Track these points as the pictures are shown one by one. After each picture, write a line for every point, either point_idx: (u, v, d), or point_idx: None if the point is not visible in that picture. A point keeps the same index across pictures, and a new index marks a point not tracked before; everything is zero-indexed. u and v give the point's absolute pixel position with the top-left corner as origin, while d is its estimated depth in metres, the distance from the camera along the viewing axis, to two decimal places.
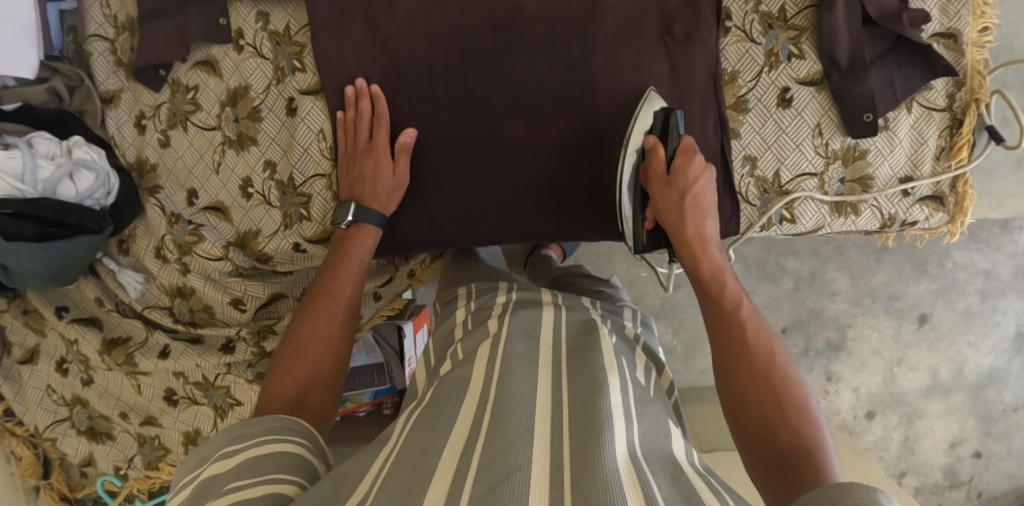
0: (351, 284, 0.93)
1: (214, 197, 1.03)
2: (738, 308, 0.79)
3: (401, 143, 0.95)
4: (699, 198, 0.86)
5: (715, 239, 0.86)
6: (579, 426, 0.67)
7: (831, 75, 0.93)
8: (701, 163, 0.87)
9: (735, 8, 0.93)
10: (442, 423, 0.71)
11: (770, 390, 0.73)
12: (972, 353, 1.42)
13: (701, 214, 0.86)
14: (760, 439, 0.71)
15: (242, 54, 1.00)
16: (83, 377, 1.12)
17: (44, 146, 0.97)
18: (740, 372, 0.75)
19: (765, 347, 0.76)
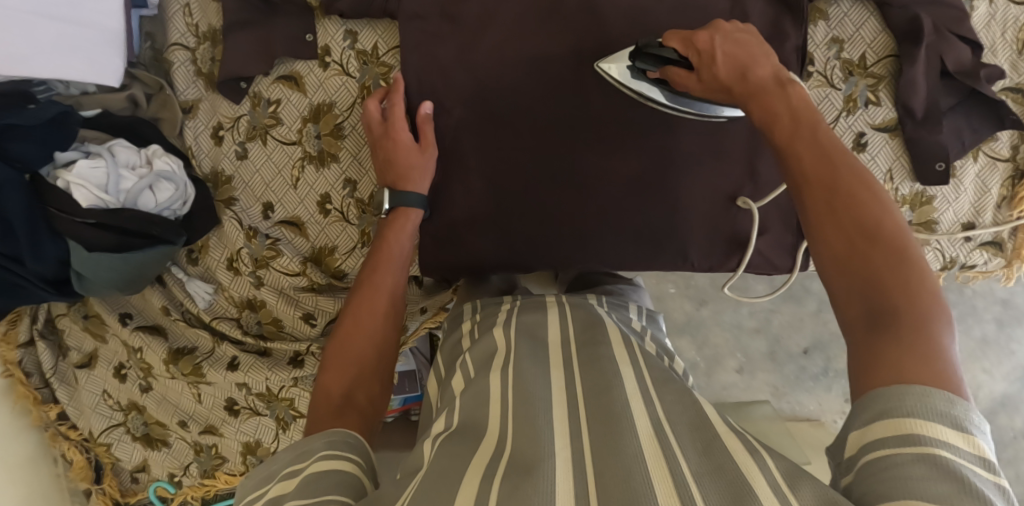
0: (395, 276, 0.91)
1: (291, 211, 1.03)
2: (808, 139, 0.68)
3: (421, 116, 0.95)
4: (729, 56, 0.77)
5: (770, 75, 0.74)
6: (598, 422, 0.68)
7: (905, 123, 0.96)
8: (705, 34, 0.79)
9: (818, 54, 0.96)
10: (467, 439, 0.69)
11: (855, 225, 0.62)
12: (985, 378, 1.47)
13: (741, 62, 0.76)
14: (856, 281, 0.61)
15: (327, 71, 1.00)
16: (141, 384, 1.10)
17: (125, 155, 0.96)
18: (814, 220, 0.64)
19: (828, 171, 0.65)
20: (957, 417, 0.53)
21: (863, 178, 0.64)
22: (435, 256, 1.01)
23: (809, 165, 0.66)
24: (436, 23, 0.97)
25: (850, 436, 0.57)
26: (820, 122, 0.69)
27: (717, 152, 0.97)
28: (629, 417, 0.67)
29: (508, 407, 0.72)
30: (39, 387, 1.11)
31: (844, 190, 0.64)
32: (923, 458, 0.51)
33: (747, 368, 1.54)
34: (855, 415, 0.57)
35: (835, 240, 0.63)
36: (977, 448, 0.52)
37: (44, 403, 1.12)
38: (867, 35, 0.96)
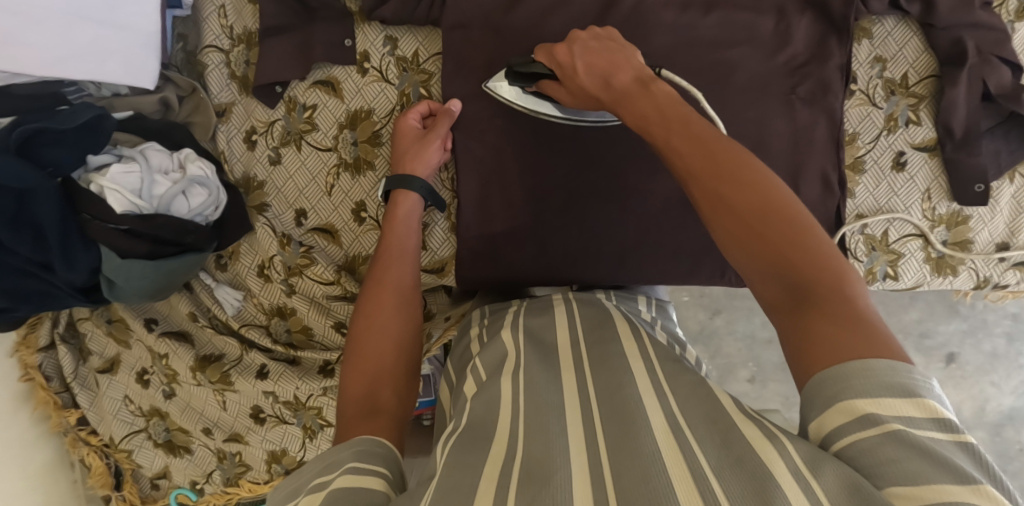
0: (409, 268, 0.88)
1: (325, 219, 1.01)
2: (685, 129, 0.70)
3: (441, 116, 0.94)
4: (609, 58, 0.80)
5: (646, 72, 0.77)
6: (613, 424, 0.64)
7: (945, 144, 0.96)
8: (564, 49, 0.84)
9: (861, 72, 0.97)
10: (479, 445, 0.64)
11: (750, 208, 0.64)
12: (994, 392, 1.44)
13: (617, 67, 0.79)
14: (765, 265, 0.63)
15: (365, 78, 0.98)
16: (166, 390, 1.07)
17: (157, 159, 0.94)
18: (709, 211, 0.66)
19: (707, 160, 0.67)
20: (906, 383, 0.54)
21: (742, 160, 0.67)
22: (473, 266, 1.00)
23: (690, 159, 0.68)
24: (479, 33, 0.96)
25: (813, 422, 0.57)
26: (692, 114, 0.71)
27: None
28: (644, 417, 0.63)
29: (519, 416, 0.67)
30: (58, 391, 1.09)
31: (723, 175, 0.66)
32: (887, 437, 0.52)
33: (759, 376, 1.52)
34: (811, 404, 0.57)
35: (734, 226, 0.65)
36: (930, 410, 0.53)
37: (64, 408, 1.09)
38: (909, 54, 0.96)
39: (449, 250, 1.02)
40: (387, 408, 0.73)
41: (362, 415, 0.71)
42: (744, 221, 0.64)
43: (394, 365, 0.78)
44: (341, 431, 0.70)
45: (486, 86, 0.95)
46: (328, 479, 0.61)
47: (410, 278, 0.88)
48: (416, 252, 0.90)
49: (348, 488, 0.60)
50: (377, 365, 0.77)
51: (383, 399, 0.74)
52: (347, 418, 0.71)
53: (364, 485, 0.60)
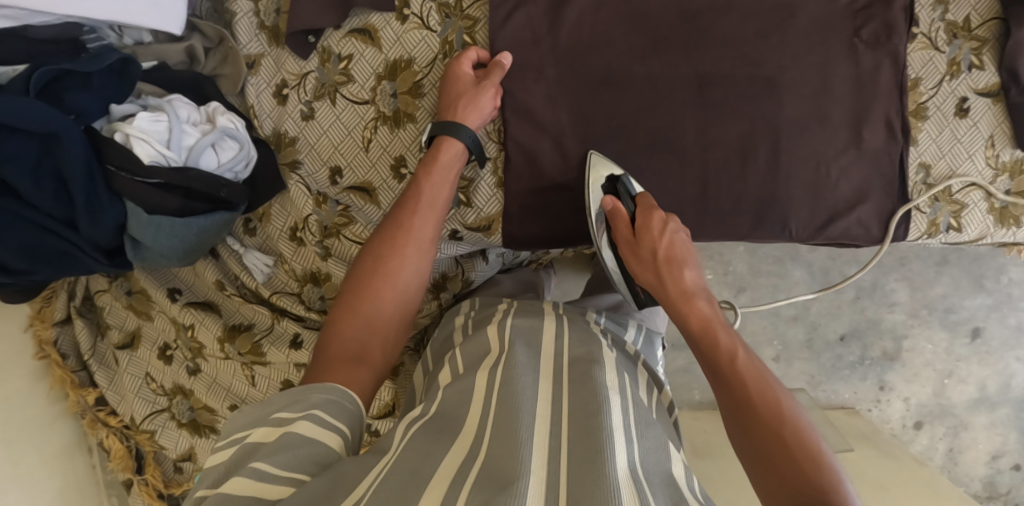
0: (433, 222, 0.85)
1: (362, 177, 0.95)
2: (733, 350, 0.75)
3: (494, 67, 0.90)
4: (672, 251, 0.85)
5: (699, 285, 0.83)
6: (578, 445, 0.63)
7: (1009, 89, 0.93)
8: (661, 218, 0.87)
9: (923, 15, 0.93)
10: (444, 438, 0.65)
11: (798, 451, 0.66)
12: (1020, 367, 1.40)
13: (678, 267, 0.83)
14: (782, 483, 0.65)
15: (405, 25, 0.93)
16: (189, 365, 1.00)
17: (186, 112, 0.87)
18: (754, 437, 0.69)
19: (761, 388, 0.71)
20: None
21: (788, 403, 0.70)
22: (522, 223, 0.96)
23: (748, 385, 0.71)
24: None
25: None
26: (752, 351, 0.75)
27: (821, 116, 0.93)
28: (609, 448, 0.61)
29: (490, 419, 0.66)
30: (75, 369, 1.03)
31: (766, 403, 0.70)
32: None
33: (783, 356, 1.44)
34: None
35: (761, 447, 0.68)
36: None
37: (82, 387, 1.03)
38: None
39: (496, 207, 0.97)
40: (370, 362, 0.76)
41: (344, 361, 0.74)
42: (774, 447, 0.67)
43: (388, 319, 0.79)
44: (321, 365, 0.73)
45: (591, 153, 0.93)
46: (294, 423, 0.64)
47: (432, 232, 0.84)
48: (446, 205, 0.87)
49: (305, 438, 0.63)
50: (373, 310, 0.79)
51: (372, 346, 0.77)
52: (331, 354, 0.75)
53: (320, 439, 0.63)
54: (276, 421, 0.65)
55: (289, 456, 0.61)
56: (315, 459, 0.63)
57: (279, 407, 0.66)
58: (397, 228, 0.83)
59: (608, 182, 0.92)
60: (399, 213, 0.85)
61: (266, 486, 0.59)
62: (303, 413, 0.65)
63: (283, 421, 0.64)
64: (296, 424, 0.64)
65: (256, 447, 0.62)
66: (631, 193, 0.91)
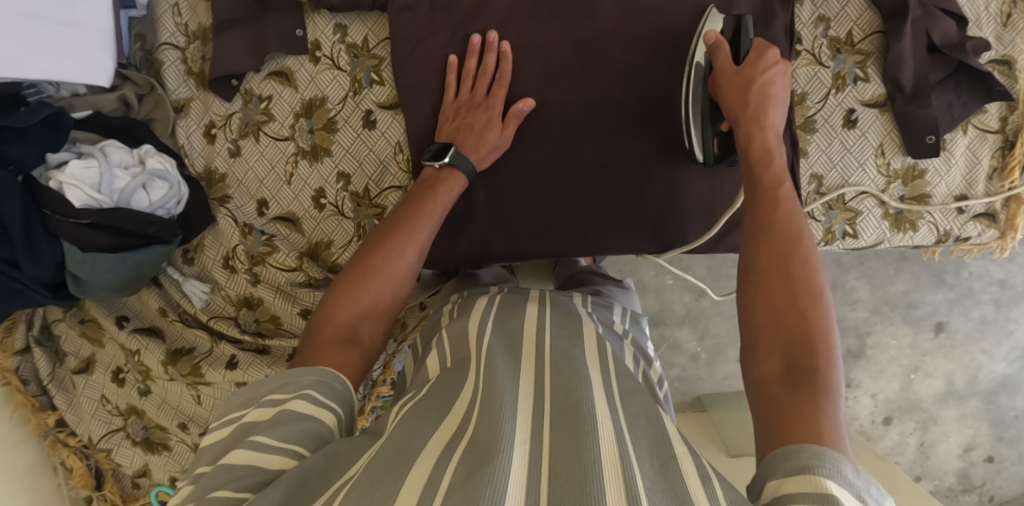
0: (434, 221, 0.90)
1: (286, 207, 1.03)
2: (778, 185, 0.79)
3: (517, 109, 0.95)
4: (767, 88, 0.85)
5: (778, 127, 0.85)
6: (563, 421, 0.67)
7: (895, 99, 0.97)
8: (774, 57, 0.87)
9: (805, 33, 0.97)
10: (431, 420, 0.71)
11: (801, 292, 0.72)
12: (985, 360, 1.45)
13: (768, 102, 0.84)
14: (794, 327, 0.70)
15: (318, 66, 1.00)
16: (140, 387, 1.09)
17: (117, 156, 0.95)
18: (762, 265, 0.75)
19: (792, 227, 0.76)
20: (861, 488, 0.57)
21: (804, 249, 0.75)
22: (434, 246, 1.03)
23: (778, 216, 0.77)
24: (426, 14, 0.98)
25: (771, 484, 0.59)
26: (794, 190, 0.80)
27: None
28: (594, 422, 0.66)
29: (476, 400, 0.72)
30: (37, 394, 1.12)
31: (789, 237, 0.75)
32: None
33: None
34: (777, 466, 0.60)
35: (779, 288, 0.73)
36: None
37: (42, 411, 1.11)
38: (853, 12, 0.96)
39: None
40: (362, 342, 0.82)
41: (340, 344, 0.79)
42: (790, 285, 0.72)
43: (388, 302, 0.85)
44: (314, 346, 0.79)
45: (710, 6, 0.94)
46: (285, 400, 0.70)
47: (427, 237, 0.89)
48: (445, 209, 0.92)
49: (301, 412, 0.69)
50: (376, 294, 0.84)
51: (364, 328, 0.82)
52: (325, 336, 0.80)
53: (314, 415, 0.70)
54: (269, 403, 0.70)
55: (285, 428, 0.67)
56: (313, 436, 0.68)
57: (268, 388, 0.72)
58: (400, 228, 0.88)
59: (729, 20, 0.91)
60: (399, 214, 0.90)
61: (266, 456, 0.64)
62: (293, 392, 0.71)
63: (273, 400, 0.70)
64: (288, 402, 0.70)
65: (251, 426, 0.68)
66: (747, 36, 0.90)
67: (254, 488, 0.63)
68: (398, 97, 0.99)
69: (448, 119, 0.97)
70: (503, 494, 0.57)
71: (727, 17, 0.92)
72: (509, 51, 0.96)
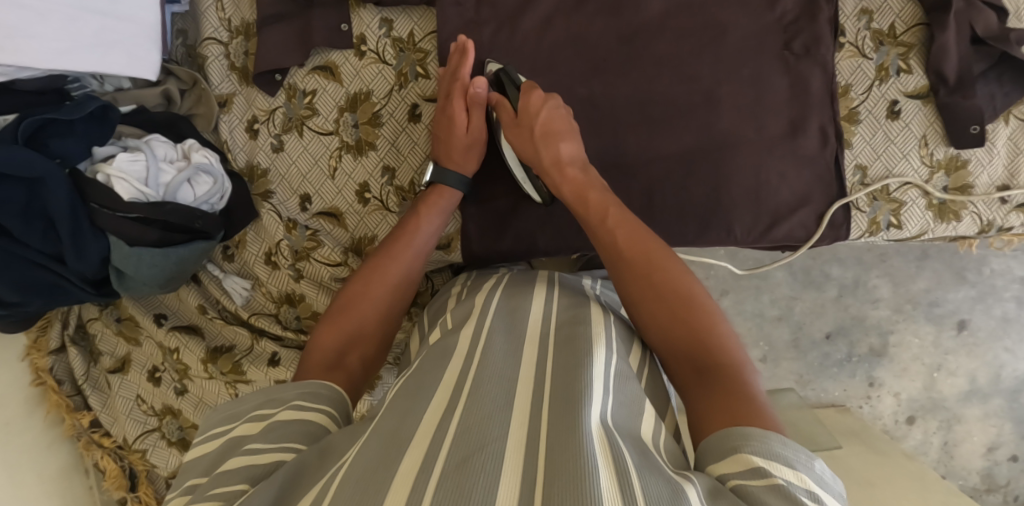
0: (425, 237, 0.92)
1: (329, 202, 1.02)
2: (606, 215, 0.85)
3: (474, 96, 0.94)
4: (548, 126, 0.92)
5: (575, 158, 0.92)
6: (559, 399, 0.65)
7: (938, 90, 0.98)
8: (538, 95, 0.93)
9: (848, 25, 0.99)
10: (424, 395, 0.68)
11: (675, 302, 0.76)
12: (1009, 358, 1.45)
13: (554, 139, 0.91)
14: (683, 335, 0.74)
15: (363, 60, 1.00)
16: (177, 387, 1.07)
17: (163, 150, 0.95)
18: (635, 294, 0.79)
19: (639, 245, 0.81)
20: (788, 456, 0.59)
21: (654, 260, 0.80)
22: (480, 230, 1.02)
23: (622, 241, 0.82)
24: (473, 8, 0.99)
25: (705, 472, 0.62)
26: (624, 210, 0.86)
27: (757, 125, 0.99)
28: (589, 399, 0.64)
29: (467, 379, 0.69)
30: (71, 394, 1.10)
31: (639, 258, 0.80)
32: (771, 491, 0.57)
33: (770, 356, 1.48)
34: (708, 454, 0.63)
35: (654, 307, 0.77)
36: (802, 481, 0.58)
37: (76, 411, 1.10)
38: (895, 5, 0.98)
39: (455, 226, 1.04)
40: (350, 367, 0.80)
41: (326, 367, 0.77)
42: (662, 300, 0.76)
43: (375, 325, 0.85)
44: (303, 371, 0.77)
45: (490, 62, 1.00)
46: (272, 412, 0.69)
47: (419, 254, 0.91)
48: (436, 228, 0.94)
49: (292, 419, 0.68)
50: (360, 319, 0.84)
51: (352, 357, 0.81)
52: (312, 362, 0.78)
53: (305, 419, 0.68)
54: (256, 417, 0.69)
55: (273, 435, 0.66)
56: (306, 436, 0.67)
57: (254, 404, 0.71)
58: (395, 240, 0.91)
59: (495, 75, 0.98)
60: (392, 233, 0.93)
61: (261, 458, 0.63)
62: (282, 404, 0.70)
63: (260, 413, 0.69)
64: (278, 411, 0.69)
65: (242, 437, 0.66)
66: (514, 83, 0.96)
67: (249, 481, 0.62)
68: None
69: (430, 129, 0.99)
70: (496, 489, 0.55)
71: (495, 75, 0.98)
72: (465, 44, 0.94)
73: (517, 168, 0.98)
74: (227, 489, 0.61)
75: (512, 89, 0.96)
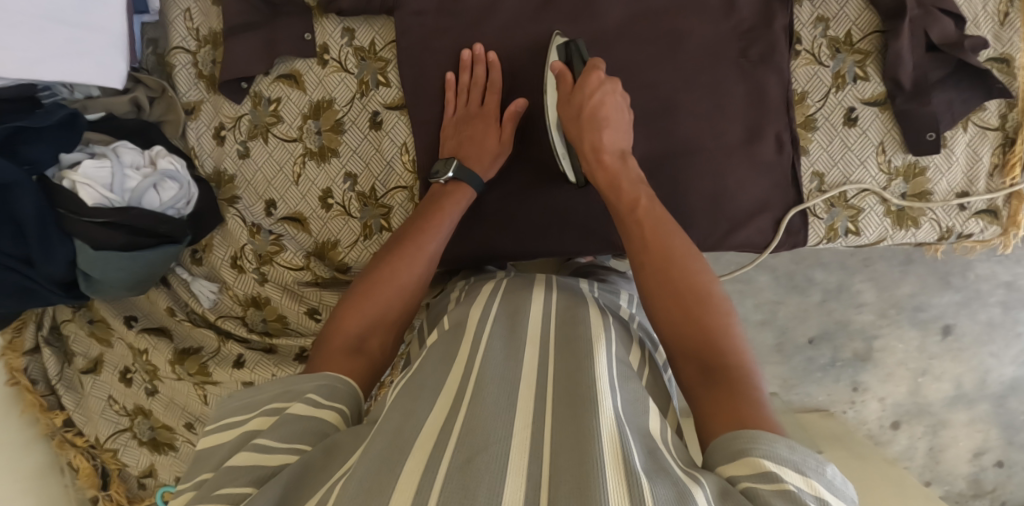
0: (443, 232, 0.91)
1: (293, 207, 1.04)
2: (635, 207, 0.85)
3: (510, 112, 0.96)
4: (598, 111, 0.89)
5: (614, 149, 0.90)
6: (562, 404, 0.66)
7: (895, 97, 0.98)
8: (599, 78, 0.90)
9: (805, 33, 0.99)
10: (426, 397, 0.68)
11: (690, 299, 0.76)
12: (994, 363, 1.44)
13: (599, 125, 0.89)
14: (696, 332, 0.74)
15: (326, 69, 1.02)
16: (148, 387, 1.11)
17: (129, 156, 0.97)
18: (650, 286, 0.79)
19: (663, 242, 0.81)
20: (798, 462, 0.60)
21: (676, 256, 0.79)
22: (470, 232, 1.02)
23: (647, 234, 0.82)
24: (435, 18, 0.99)
25: (716, 471, 0.63)
26: (654, 203, 0.85)
27: (714, 132, 0.99)
28: (595, 400, 0.64)
29: (470, 382, 0.69)
30: (45, 394, 1.13)
31: (662, 252, 0.80)
32: (780, 495, 0.58)
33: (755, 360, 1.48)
34: (718, 452, 0.64)
35: (671, 302, 0.77)
36: (812, 488, 0.59)
37: (50, 411, 1.13)
38: (851, 12, 0.98)
39: None
40: (369, 353, 0.81)
41: (348, 351, 0.79)
42: (680, 293, 0.77)
43: (396, 315, 0.85)
44: (322, 356, 0.78)
45: (556, 32, 0.97)
46: (284, 406, 0.70)
47: (437, 248, 0.90)
48: (454, 220, 0.93)
49: (301, 414, 0.68)
50: (381, 308, 0.84)
51: (371, 343, 0.82)
52: (333, 346, 0.79)
53: (314, 415, 0.68)
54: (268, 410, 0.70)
55: (281, 430, 0.66)
56: (315, 433, 0.67)
57: (269, 395, 0.71)
58: (415, 231, 0.90)
59: (562, 47, 0.95)
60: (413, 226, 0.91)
61: (268, 454, 0.63)
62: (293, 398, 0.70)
63: (272, 407, 0.70)
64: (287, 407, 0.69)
65: (252, 431, 0.67)
66: (582, 58, 0.94)
67: (256, 483, 0.62)
68: (405, 98, 1.01)
69: (449, 135, 0.98)
70: (501, 493, 0.55)
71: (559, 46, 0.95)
72: (496, 62, 0.98)
73: (558, 143, 0.94)
74: (233, 487, 0.61)
75: (542, 95, 0.98)
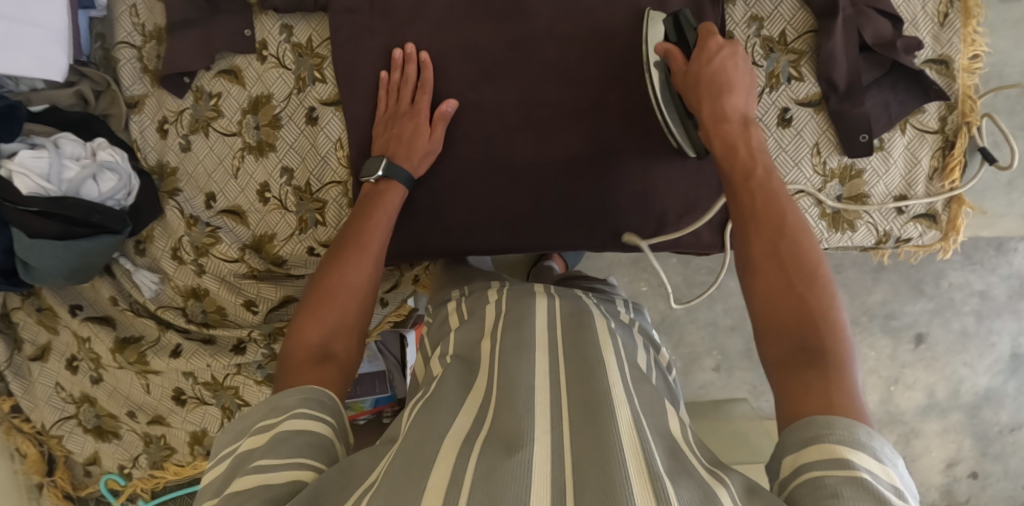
0: (382, 232, 0.91)
1: (232, 201, 1.06)
2: (749, 173, 0.80)
3: (441, 112, 0.97)
4: (718, 77, 0.85)
5: (741, 114, 0.85)
6: (581, 412, 0.63)
7: (829, 98, 0.97)
8: (719, 44, 0.86)
9: (738, 32, 0.98)
10: (441, 413, 0.66)
11: (796, 275, 0.72)
12: (968, 372, 1.41)
13: (724, 90, 0.85)
14: (795, 308, 0.70)
15: (264, 65, 1.03)
16: (92, 375, 1.13)
17: (70, 147, 0.99)
18: (755, 253, 0.75)
19: (776, 212, 0.77)
20: (875, 450, 0.58)
21: (789, 227, 0.76)
22: (488, 236, 1.02)
23: (756, 201, 0.78)
24: (368, 16, 1.00)
25: (787, 458, 0.60)
26: (770, 173, 0.80)
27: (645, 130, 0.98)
28: (612, 408, 0.62)
29: (492, 396, 0.67)
30: None
31: (771, 222, 0.76)
32: (853, 483, 0.56)
33: (725, 364, 1.44)
34: (787, 445, 0.61)
35: (770, 274, 0.73)
36: (891, 478, 0.57)
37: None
38: (786, 12, 0.97)
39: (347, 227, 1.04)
40: (339, 357, 0.79)
41: (314, 361, 0.76)
42: (783, 266, 0.73)
43: (354, 318, 0.83)
44: (289, 369, 0.76)
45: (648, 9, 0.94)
46: (275, 423, 0.66)
47: (379, 246, 0.90)
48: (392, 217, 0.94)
49: (296, 429, 0.65)
50: (337, 312, 0.82)
51: (336, 347, 0.79)
52: (296, 360, 0.77)
53: (308, 428, 0.66)
54: (257, 431, 0.66)
55: (281, 450, 0.63)
56: (317, 447, 0.65)
57: (254, 417, 0.67)
58: (357, 233, 0.90)
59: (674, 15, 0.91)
60: (348, 234, 0.90)
61: (274, 474, 0.61)
62: (283, 415, 0.67)
63: (263, 426, 0.66)
64: (280, 423, 0.66)
65: (247, 455, 0.63)
66: (691, 27, 0.90)
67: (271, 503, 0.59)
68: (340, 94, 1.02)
69: (379, 132, 0.98)
70: (527, 496, 0.54)
71: (665, 19, 0.92)
72: (428, 62, 0.98)
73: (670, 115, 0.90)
74: None
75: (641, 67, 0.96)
